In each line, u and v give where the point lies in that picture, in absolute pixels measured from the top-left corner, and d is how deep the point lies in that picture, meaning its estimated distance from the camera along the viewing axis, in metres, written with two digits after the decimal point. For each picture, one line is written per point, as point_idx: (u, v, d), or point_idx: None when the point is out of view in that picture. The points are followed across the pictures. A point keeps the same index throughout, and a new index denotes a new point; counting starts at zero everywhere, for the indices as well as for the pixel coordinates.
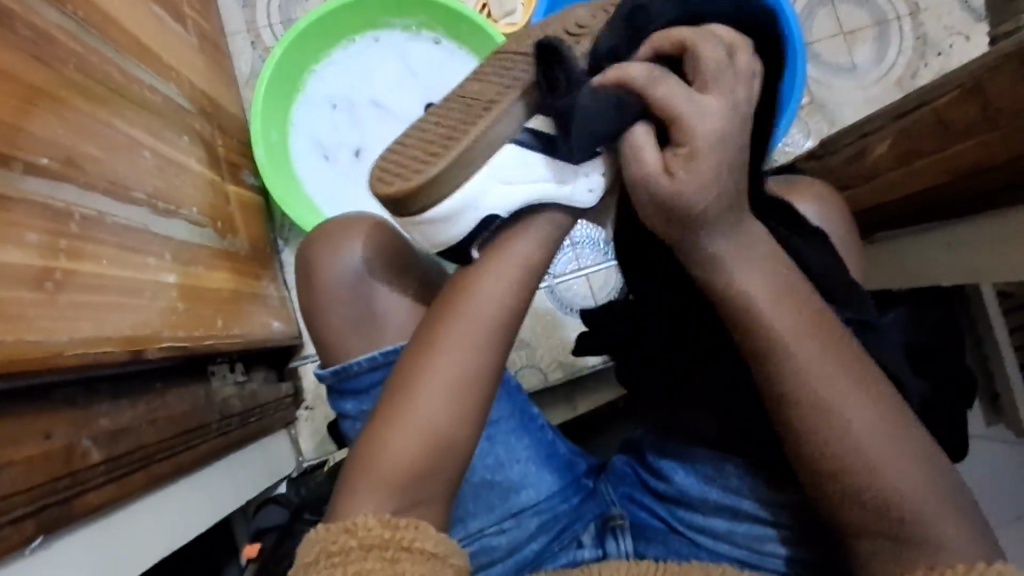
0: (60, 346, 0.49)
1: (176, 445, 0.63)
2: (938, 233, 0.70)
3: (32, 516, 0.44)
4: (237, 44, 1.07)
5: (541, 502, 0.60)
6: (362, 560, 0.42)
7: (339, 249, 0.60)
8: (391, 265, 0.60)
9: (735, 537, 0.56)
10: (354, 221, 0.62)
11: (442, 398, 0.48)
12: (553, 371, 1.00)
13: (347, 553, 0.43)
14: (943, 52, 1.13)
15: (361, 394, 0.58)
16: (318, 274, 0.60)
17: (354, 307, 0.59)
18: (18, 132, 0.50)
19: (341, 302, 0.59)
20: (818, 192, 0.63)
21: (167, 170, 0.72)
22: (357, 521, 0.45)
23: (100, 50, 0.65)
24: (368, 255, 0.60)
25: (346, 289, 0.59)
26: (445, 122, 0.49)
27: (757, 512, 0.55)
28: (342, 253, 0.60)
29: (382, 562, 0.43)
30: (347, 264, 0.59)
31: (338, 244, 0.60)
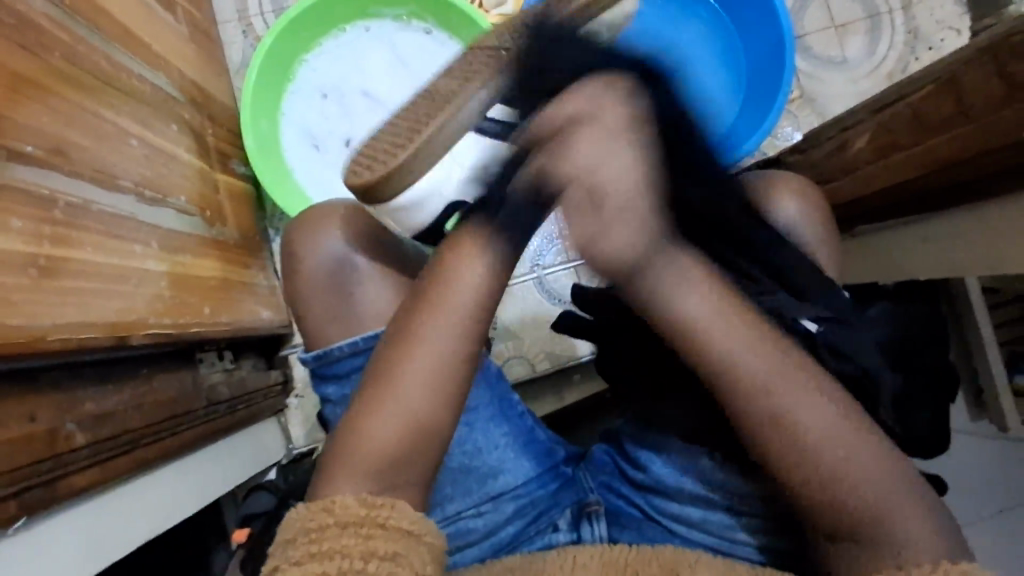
0: (44, 331, 0.49)
1: (161, 430, 0.64)
2: (914, 227, 0.71)
3: (15, 496, 0.45)
4: (229, 32, 1.08)
5: (519, 487, 0.61)
6: (338, 537, 0.44)
7: (320, 238, 0.61)
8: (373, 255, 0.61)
9: (708, 524, 0.57)
10: (336, 209, 0.63)
11: (418, 386, 0.49)
12: (540, 362, 1.01)
13: (323, 530, 0.45)
14: (935, 46, 1.13)
15: (344, 378, 0.59)
16: (301, 263, 0.61)
17: (336, 295, 0.60)
18: (3, 120, 0.51)
19: (322, 290, 0.60)
20: (797, 186, 0.63)
21: (155, 159, 0.73)
22: (335, 500, 0.46)
23: (87, 38, 0.65)
24: (349, 243, 0.61)
25: (328, 276, 0.60)
26: (411, 117, 0.51)
27: (728, 500, 0.57)
28: (324, 241, 0.61)
29: (357, 538, 0.44)
30: (328, 251, 0.61)
31: (320, 232, 0.61)
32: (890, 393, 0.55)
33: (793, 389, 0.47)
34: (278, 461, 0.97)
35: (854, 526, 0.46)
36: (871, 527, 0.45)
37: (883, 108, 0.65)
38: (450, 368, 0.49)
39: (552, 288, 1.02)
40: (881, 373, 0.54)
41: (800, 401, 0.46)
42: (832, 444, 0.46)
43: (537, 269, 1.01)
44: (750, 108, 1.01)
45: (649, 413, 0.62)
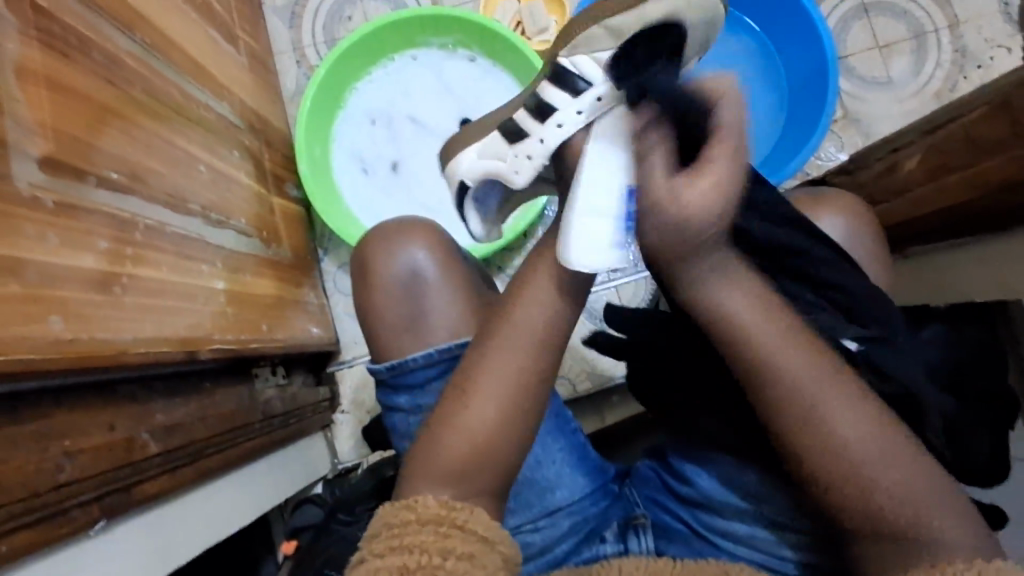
0: (125, 345, 0.52)
1: (224, 441, 0.67)
2: (970, 249, 0.70)
3: (97, 500, 0.48)
4: (284, 63, 1.13)
5: (574, 503, 0.62)
6: (417, 533, 0.46)
7: (399, 251, 0.64)
8: (440, 267, 0.64)
9: (755, 543, 0.57)
10: (406, 224, 0.67)
11: (494, 397, 0.51)
12: (582, 382, 1.02)
13: (404, 526, 0.46)
14: (983, 65, 1.12)
15: (417, 390, 0.62)
16: (376, 272, 0.64)
17: (406, 301, 0.63)
18: (91, 148, 0.54)
19: (395, 297, 0.63)
20: (845, 206, 0.63)
21: (219, 183, 0.77)
22: (417, 499, 0.48)
23: (163, 72, 0.70)
24: (423, 258, 0.64)
25: (400, 283, 0.63)
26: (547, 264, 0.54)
27: (776, 521, 0.56)
28: (401, 252, 0.64)
29: (436, 535, 0.46)
30: (403, 262, 0.64)
31: (399, 245, 0.64)
32: (943, 416, 0.54)
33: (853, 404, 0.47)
34: (325, 475, 1.00)
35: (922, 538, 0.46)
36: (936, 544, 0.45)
37: (935, 129, 0.64)
38: (523, 378, 0.51)
39: (592, 308, 1.03)
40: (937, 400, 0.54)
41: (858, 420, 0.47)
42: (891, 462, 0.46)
43: None
44: (792, 130, 1.02)
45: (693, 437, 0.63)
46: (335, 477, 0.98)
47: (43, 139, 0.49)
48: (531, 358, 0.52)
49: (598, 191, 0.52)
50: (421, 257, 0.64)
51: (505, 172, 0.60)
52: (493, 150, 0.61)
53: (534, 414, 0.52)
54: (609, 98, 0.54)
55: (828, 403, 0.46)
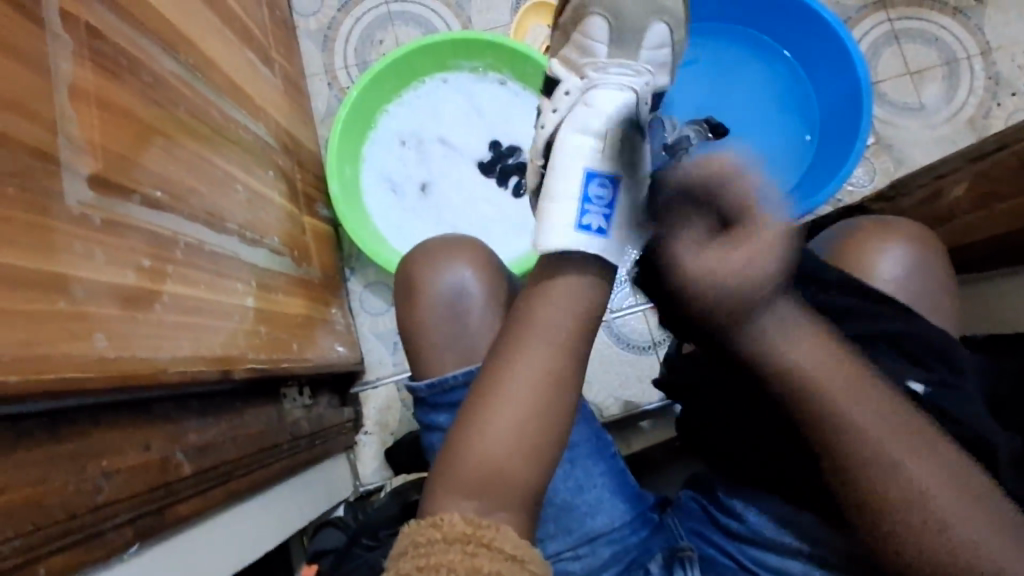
0: (164, 363, 0.52)
1: (253, 462, 0.67)
2: (1021, 277, 0.69)
3: (132, 521, 0.47)
4: (315, 85, 1.15)
5: (614, 530, 0.61)
6: (444, 553, 0.45)
7: (440, 271, 0.64)
8: (485, 288, 0.64)
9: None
10: (451, 244, 0.67)
11: (514, 406, 0.51)
12: (609, 407, 1.01)
13: (432, 545, 0.46)
14: (1018, 92, 1.11)
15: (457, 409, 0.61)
16: (417, 292, 0.64)
17: (449, 320, 0.63)
18: (136, 167, 0.55)
19: (439, 316, 0.63)
20: (906, 233, 0.62)
21: (254, 202, 0.77)
22: (442, 517, 0.48)
23: (205, 93, 0.71)
24: (466, 277, 0.64)
25: (444, 304, 0.63)
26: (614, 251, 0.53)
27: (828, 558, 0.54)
28: (443, 271, 0.64)
29: (462, 554, 0.45)
30: (445, 281, 0.64)
31: (440, 265, 0.65)
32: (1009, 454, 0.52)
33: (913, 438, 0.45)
34: (346, 497, 0.98)
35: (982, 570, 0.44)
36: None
37: (983, 157, 0.64)
38: (539, 381, 0.51)
39: (620, 333, 1.03)
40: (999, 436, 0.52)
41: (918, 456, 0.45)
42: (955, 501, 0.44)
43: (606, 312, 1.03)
44: (824, 156, 1.01)
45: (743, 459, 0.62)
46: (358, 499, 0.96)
47: (92, 157, 0.49)
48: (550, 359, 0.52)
49: (571, 157, 0.55)
50: (467, 277, 0.64)
51: (550, 201, 0.55)
52: (556, 193, 0.55)
53: (559, 419, 0.52)
54: (588, 77, 0.58)
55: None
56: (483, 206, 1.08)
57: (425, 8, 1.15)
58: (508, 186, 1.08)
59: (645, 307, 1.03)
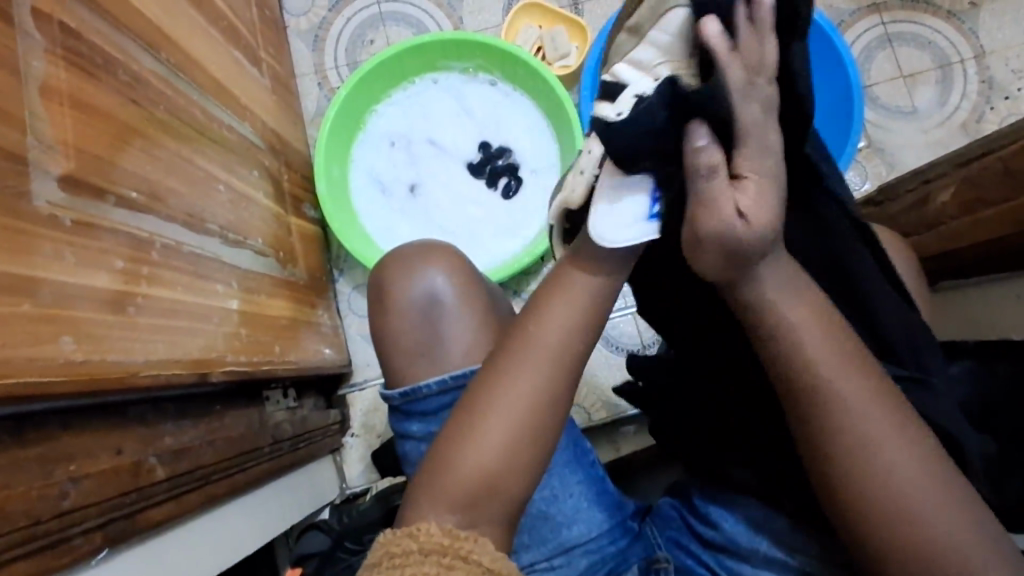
0: (136, 366, 0.51)
1: (233, 466, 0.66)
2: (1009, 283, 0.68)
3: (100, 528, 0.46)
4: (306, 85, 1.14)
5: (591, 541, 0.60)
6: (419, 563, 0.43)
7: (414, 274, 0.64)
8: (460, 293, 0.64)
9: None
10: (426, 249, 0.66)
11: (510, 419, 0.49)
12: (597, 411, 1.01)
13: (407, 555, 0.44)
14: (1011, 96, 1.10)
15: (431, 416, 0.60)
16: (392, 296, 0.64)
17: (424, 326, 0.62)
18: (112, 167, 0.54)
19: (412, 324, 0.62)
20: (885, 242, 0.63)
21: (238, 203, 0.76)
22: (419, 526, 0.46)
23: (188, 92, 0.70)
24: (439, 280, 0.63)
25: (420, 310, 0.63)
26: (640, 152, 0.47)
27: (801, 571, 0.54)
28: (419, 275, 0.64)
29: (438, 567, 0.43)
30: (418, 285, 0.63)
31: (414, 268, 0.64)
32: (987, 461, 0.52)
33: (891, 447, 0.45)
34: (332, 500, 0.98)
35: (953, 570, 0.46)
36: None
37: (969, 162, 0.62)
38: (537, 396, 0.49)
39: (610, 336, 1.03)
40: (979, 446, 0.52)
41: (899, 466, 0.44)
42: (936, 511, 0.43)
43: None
44: None
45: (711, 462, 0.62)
46: (343, 502, 0.96)
47: (65, 157, 0.49)
48: (549, 373, 0.49)
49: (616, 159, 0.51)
50: (442, 283, 0.63)
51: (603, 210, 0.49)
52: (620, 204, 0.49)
53: (551, 434, 0.50)
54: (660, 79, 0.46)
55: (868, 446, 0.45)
56: (473, 208, 1.07)
57: (415, 8, 1.15)
58: (497, 187, 1.08)
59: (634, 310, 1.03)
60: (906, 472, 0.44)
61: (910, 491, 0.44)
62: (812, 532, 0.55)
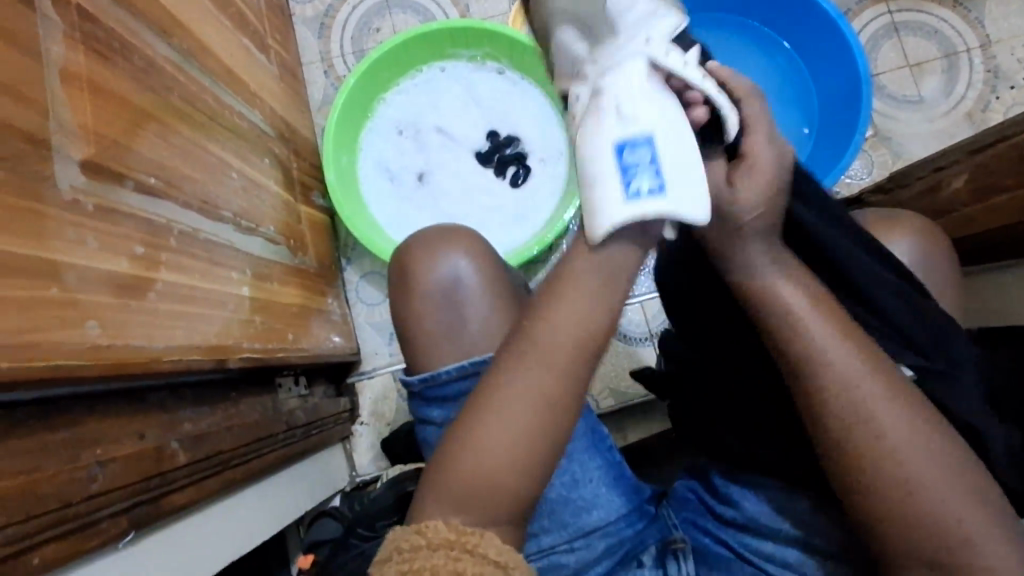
0: (159, 352, 0.51)
1: (249, 452, 0.66)
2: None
3: (126, 512, 0.46)
4: (311, 73, 1.14)
5: (610, 525, 0.61)
6: (428, 558, 0.45)
7: (436, 256, 0.64)
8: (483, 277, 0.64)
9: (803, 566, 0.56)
10: (450, 232, 0.67)
11: (510, 424, 0.47)
12: (605, 399, 1.02)
13: (417, 551, 0.46)
14: (1017, 85, 1.11)
15: (449, 402, 0.61)
16: (414, 279, 0.64)
17: (446, 310, 0.63)
18: (130, 153, 0.54)
19: (434, 307, 0.63)
20: (911, 229, 0.62)
21: (249, 190, 0.76)
22: (427, 525, 0.47)
23: (200, 79, 0.69)
24: (462, 262, 0.64)
25: (440, 293, 0.63)
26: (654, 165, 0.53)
27: (827, 549, 0.56)
28: (441, 258, 0.64)
29: (446, 560, 0.45)
30: (441, 269, 0.63)
31: (435, 251, 0.64)
32: (1004, 444, 0.53)
33: (904, 442, 0.45)
34: (342, 488, 0.99)
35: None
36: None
37: (981, 149, 0.62)
38: (537, 400, 0.47)
39: (618, 324, 1.04)
40: (998, 431, 0.52)
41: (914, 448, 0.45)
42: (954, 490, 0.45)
43: None
44: (825, 147, 1.01)
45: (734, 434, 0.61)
46: (354, 490, 0.97)
47: (85, 142, 0.48)
48: (552, 377, 0.47)
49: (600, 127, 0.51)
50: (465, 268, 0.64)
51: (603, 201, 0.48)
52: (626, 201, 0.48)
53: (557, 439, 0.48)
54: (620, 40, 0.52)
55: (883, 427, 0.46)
56: (481, 196, 1.07)
57: None
58: (505, 176, 1.08)
59: (641, 298, 1.04)
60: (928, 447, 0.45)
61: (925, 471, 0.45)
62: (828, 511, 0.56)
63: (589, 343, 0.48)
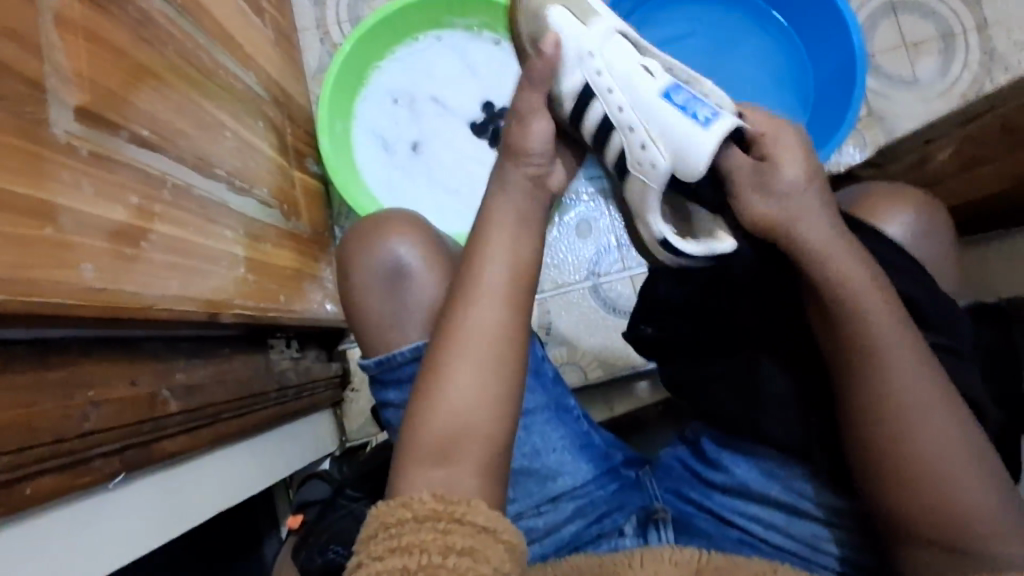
0: (153, 300, 0.52)
1: (241, 407, 0.67)
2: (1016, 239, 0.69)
3: (118, 453, 0.48)
4: (307, 40, 1.13)
5: (577, 488, 0.64)
6: (416, 533, 0.46)
7: (373, 247, 0.68)
8: (425, 257, 0.68)
9: (792, 530, 0.60)
10: (388, 218, 0.71)
11: (469, 363, 0.53)
12: (593, 369, 1.03)
13: (403, 524, 0.47)
14: (1012, 68, 1.11)
15: (405, 382, 0.66)
16: (357, 268, 0.69)
17: (391, 293, 0.68)
18: (126, 105, 0.54)
19: (379, 292, 0.68)
20: (904, 200, 0.62)
21: (244, 151, 0.76)
22: (412, 497, 0.49)
23: (195, 36, 0.69)
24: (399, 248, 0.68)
25: (386, 281, 0.68)
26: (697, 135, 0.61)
27: (814, 513, 0.59)
28: (378, 248, 0.68)
29: (435, 532, 0.46)
30: (381, 259, 0.68)
31: (372, 243, 0.69)
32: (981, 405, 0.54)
33: None
34: (332, 452, 1.00)
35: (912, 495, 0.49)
36: (928, 513, 0.49)
37: (970, 121, 0.63)
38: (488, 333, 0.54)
39: (607, 297, 1.05)
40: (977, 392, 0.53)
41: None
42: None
43: (593, 277, 1.05)
44: (818, 124, 1.01)
45: (742, 409, 0.61)
46: (344, 454, 0.98)
47: (79, 88, 0.49)
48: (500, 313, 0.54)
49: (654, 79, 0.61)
50: (408, 251, 0.68)
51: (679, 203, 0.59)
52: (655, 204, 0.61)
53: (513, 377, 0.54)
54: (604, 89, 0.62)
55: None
56: (474, 167, 1.07)
57: None
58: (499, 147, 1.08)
59: (632, 272, 1.05)
60: None
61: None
62: (827, 479, 0.59)
63: (513, 288, 0.55)
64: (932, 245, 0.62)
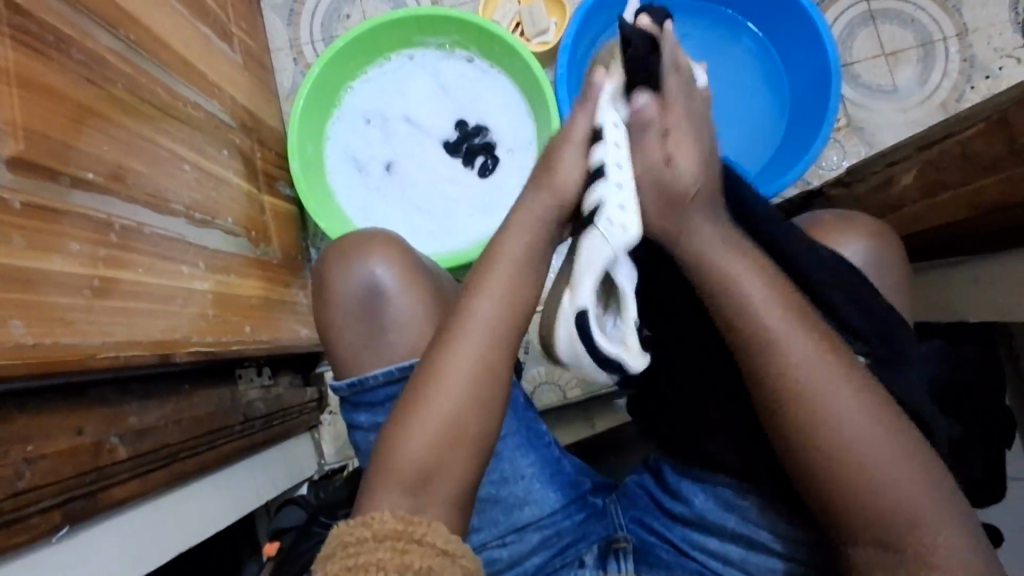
0: (93, 348, 0.51)
1: (200, 444, 0.66)
2: (985, 261, 0.68)
3: (60, 505, 0.48)
4: (281, 60, 1.13)
5: (544, 518, 0.63)
6: (373, 551, 0.44)
7: (350, 268, 0.66)
8: (401, 282, 0.66)
9: (747, 564, 0.58)
10: (372, 238, 0.68)
11: (450, 402, 0.51)
12: (572, 389, 1.03)
13: (361, 543, 0.45)
14: (992, 75, 1.09)
15: (377, 407, 0.64)
16: (331, 289, 0.66)
17: (363, 316, 0.65)
18: (68, 149, 0.54)
19: (353, 314, 0.65)
20: (867, 225, 0.62)
21: (205, 182, 0.76)
22: (373, 515, 0.47)
23: (150, 70, 0.69)
24: (376, 271, 0.65)
25: (359, 300, 0.65)
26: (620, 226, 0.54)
27: (772, 544, 0.57)
28: (357, 268, 0.66)
29: (392, 552, 0.45)
30: (354, 281, 0.65)
31: (351, 262, 0.66)
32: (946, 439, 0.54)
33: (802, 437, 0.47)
34: (310, 476, 1.00)
35: (879, 546, 0.46)
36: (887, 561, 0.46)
37: (931, 145, 0.63)
38: (471, 376, 0.51)
39: None
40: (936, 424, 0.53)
41: (849, 444, 0.46)
42: (896, 472, 0.45)
43: None
44: (794, 135, 1.00)
45: (689, 425, 0.62)
46: (321, 478, 0.98)
47: (14, 139, 0.49)
48: (482, 353, 0.52)
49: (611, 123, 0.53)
50: (384, 272, 0.65)
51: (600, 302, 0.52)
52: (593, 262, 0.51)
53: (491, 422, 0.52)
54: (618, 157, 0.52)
55: (824, 410, 0.46)
56: (449, 187, 1.07)
57: None
58: (474, 166, 1.07)
59: None
60: (853, 439, 0.46)
61: (859, 459, 0.46)
62: (796, 518, 0.56)
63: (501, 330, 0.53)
64: (893, 272, 0.61)
